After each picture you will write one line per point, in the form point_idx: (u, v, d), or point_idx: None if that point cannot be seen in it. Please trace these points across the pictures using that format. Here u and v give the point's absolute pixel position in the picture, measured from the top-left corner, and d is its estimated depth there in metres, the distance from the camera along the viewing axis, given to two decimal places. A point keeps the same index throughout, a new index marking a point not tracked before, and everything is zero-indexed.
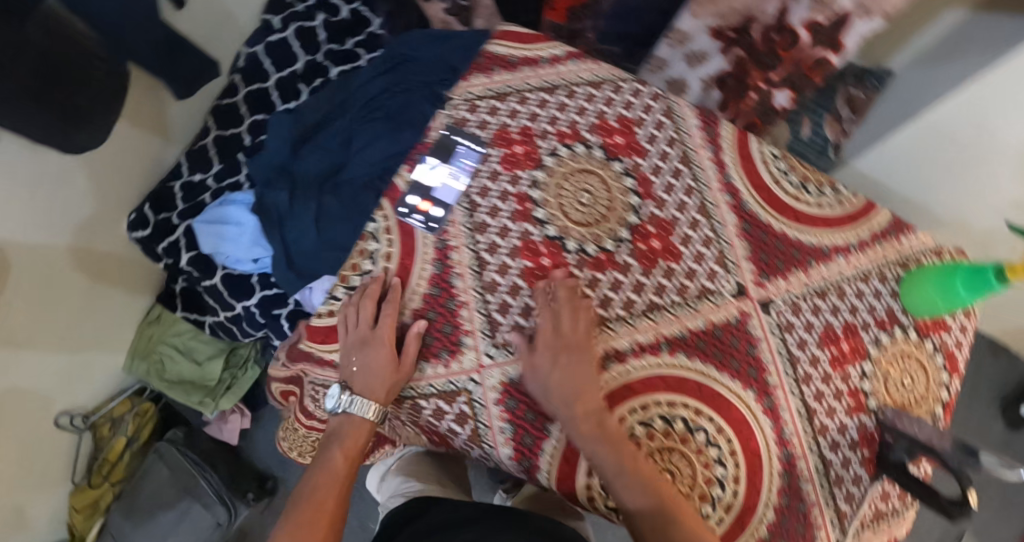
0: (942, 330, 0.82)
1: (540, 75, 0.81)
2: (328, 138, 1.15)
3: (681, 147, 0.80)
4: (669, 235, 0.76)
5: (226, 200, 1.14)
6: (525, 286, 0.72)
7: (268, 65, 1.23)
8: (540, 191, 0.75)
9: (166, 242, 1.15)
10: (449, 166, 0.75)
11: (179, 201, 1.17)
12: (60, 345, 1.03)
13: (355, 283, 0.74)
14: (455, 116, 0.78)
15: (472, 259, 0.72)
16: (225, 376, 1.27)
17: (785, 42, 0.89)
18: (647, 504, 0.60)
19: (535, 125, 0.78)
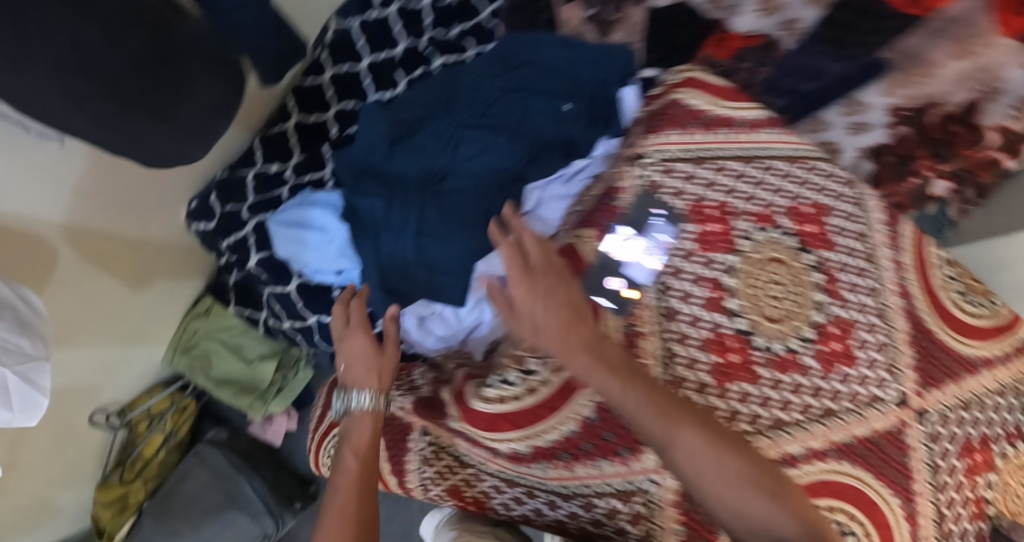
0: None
1: (738, 141, 0.74)
2: (427, 139, 1.04)
3: (868, 244, 0.76)
4: (849, 339, 0.74)
5: (310, 202, 1.02)
6: (712, 384, 0.67)
7: (360, 45, 1.13)
8: (735, 279, 0.70)
9: (233, 238, 1.04)
10: (647, 239, 0.67)
11: (251, 193, 1.05)
12: (98, 337, 0.93)
13: (531, 368, 0.70)
14: (649, 178, 0.69)
15: (662, 350, 0.66)
16: (276, 377, 1.16)
17: (968, 142, 0.80)
18: (648, 425, 0.56)
19: (732, 202, 0.71)
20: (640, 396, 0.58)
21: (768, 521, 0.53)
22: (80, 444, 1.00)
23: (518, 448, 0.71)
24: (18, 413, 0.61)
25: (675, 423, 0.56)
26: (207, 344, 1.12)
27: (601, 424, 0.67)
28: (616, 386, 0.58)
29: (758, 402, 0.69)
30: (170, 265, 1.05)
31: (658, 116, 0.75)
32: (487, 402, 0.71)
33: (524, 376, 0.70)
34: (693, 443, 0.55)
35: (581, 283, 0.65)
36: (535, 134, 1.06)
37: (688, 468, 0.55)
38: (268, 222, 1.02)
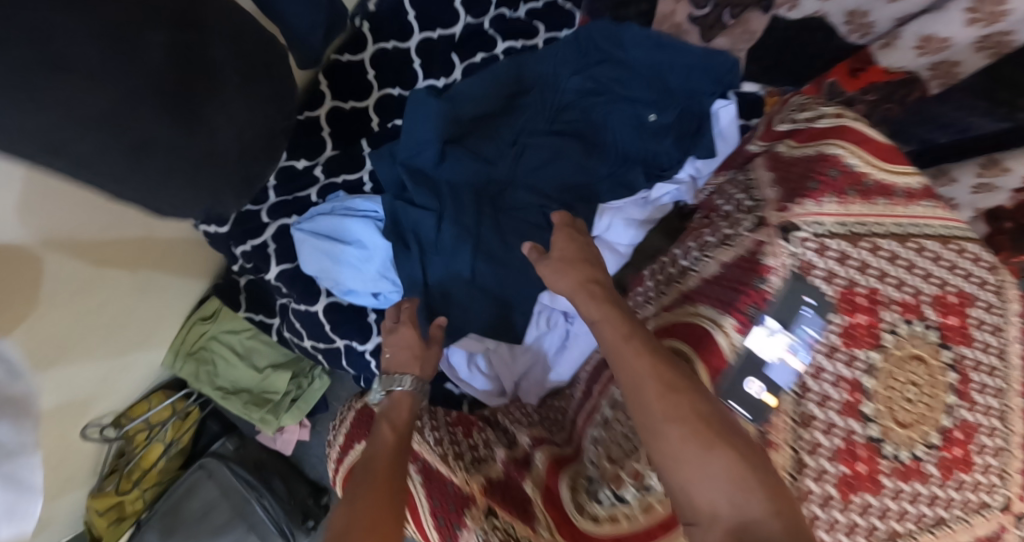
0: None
1: (895, 215, 0.63)
2: (495, 143, 0.92)
3: (1002, 338, 0.69)
4: (970, 443, 0.67)
5: (350, 209, 0.86)
6: (837, 497, 0.60)
7: (411, 18, 0.98)
8: (873, 379, 0.61)
9: (247, 246, 0.87)
10: (790, 333, 0.57)
11: (273, 190, 0.89)
12: (94, 349, 0.78)
13: (649, 484, 0.54)
14: (801, 255, 0.59)
15: (792, 461, 0.58)
16: (291, 387, 1.03)
17: None
18: (639, 390, 0.50)
19: (883, 289, 0.61)
20: (628, 358, 0.53)
21: (718, 499, 0.44)
22: (73, 459, 0.86)
23: None
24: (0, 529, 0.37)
25: (654, 381, 0.50)
26: (213, 349, 0.98)
27: None
28: (615, 347, 0.54)
29: (878, 515, 0.62)
30: (180, 262, 0.89)
31: (797, 173, 0.65)
32: (593, 522, 0.57)
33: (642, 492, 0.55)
34: (665, 401, 0.49)
35: (719, 383, 0.55)
36: (609, 150, 0.95)
37: (658, 417, 0.48)
38: (295, 228, 0.86)
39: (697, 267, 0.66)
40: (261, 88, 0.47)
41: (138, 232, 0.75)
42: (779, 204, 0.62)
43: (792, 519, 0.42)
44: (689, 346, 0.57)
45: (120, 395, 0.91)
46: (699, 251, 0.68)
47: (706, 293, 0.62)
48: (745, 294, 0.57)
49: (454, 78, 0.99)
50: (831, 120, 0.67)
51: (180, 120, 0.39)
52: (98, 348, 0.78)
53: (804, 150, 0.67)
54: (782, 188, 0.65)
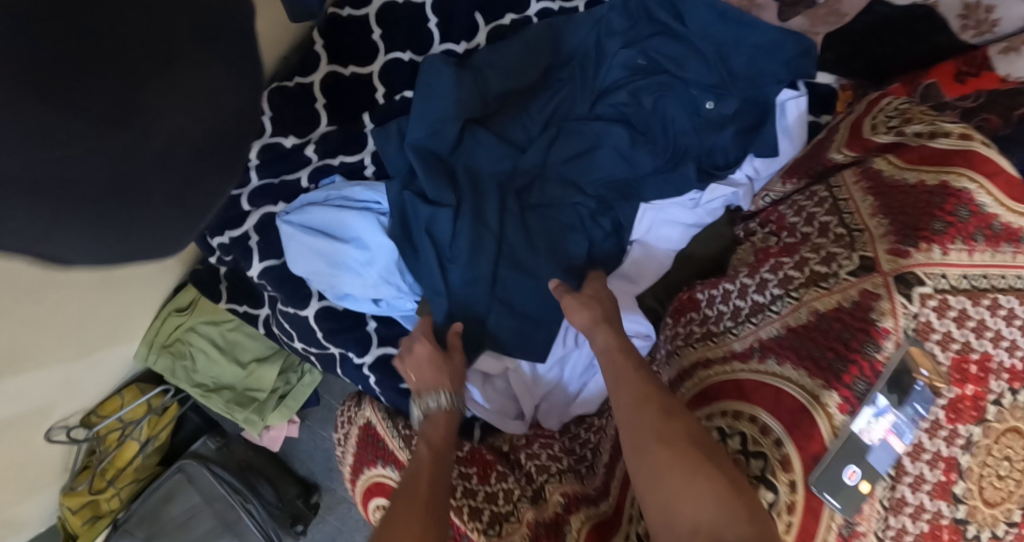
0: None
1: (1018, 266, 0.53)
2: (524, 130, 0.79)
3: None
4: None
5: (350, 202, 0.73)
6: None
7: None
8: (970, 454, 0.53)
9: (225, 238, 0.76)
10: (898, 411, 0.47)
11: (255, 173, 0.77)
12: (52, 352, 0.66)
13: None
14: (920, 317, 0.49)
15: None
16: (279, 383, 0.91)
17: None
18: (630, 409, 0.49)
19: (996, 353, 0.52)
20: (622, 383, 0.52)
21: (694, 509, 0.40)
22: (35, 464, 0.76)
23: None
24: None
25: (648, 404, 0.49)
26: (191, 343, 0.85)
27: None
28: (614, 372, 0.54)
29: None
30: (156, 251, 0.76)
31: (909, 203, 0.54)
32: None
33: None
34: (652, 416, 0.47)
35: (812, 471, 0.45)
36: (661, 147, 0.79)
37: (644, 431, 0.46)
38: (282, 222, 0.73)
39: (778, 307, 0.56)
40: (223, 53, 0.32)
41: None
42: (890, 243, 0.52)
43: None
44: (780, 424, 0.47)
45: (88, 394, 0.79)
46: (779, 287, 0.58)
47: (795, 347, 0.51)
48: (855, 363, 0.48)
49: (475, 46, 0.84)
50: (952, 140, 0.56)
51: (57, 109, 0.24)
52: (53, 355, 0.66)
53: (918, 176, 0.56)
54: (891, 221, 0.54)
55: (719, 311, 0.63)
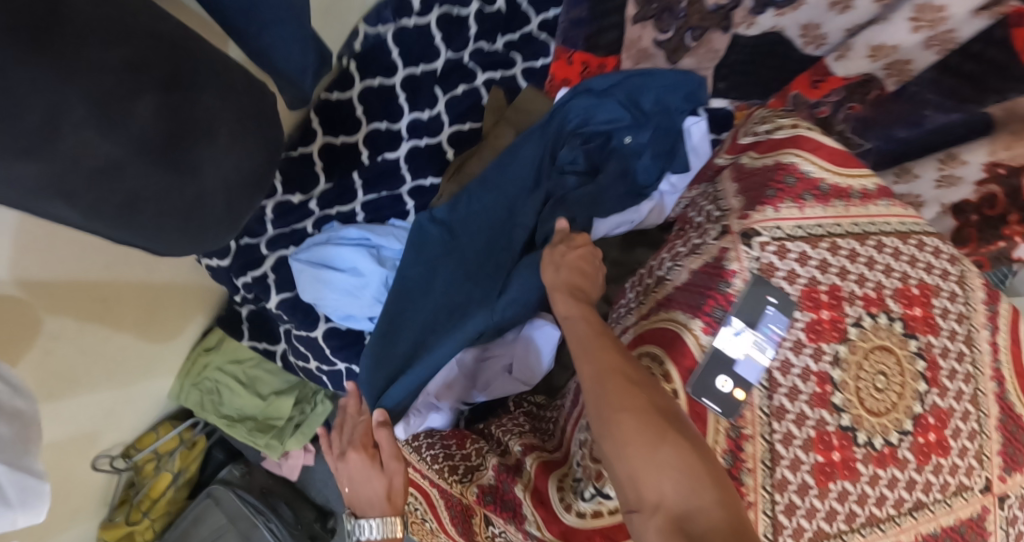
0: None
1: (852, 215, 0.68)
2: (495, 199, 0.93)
3: (968, 325, 0.73)
4: (944, 427, 0.70)
5: (336, 237, 0.90)
6: (814, 485, 0.63)
7: (394, 56, 1.02)
8: (841, 370, 0.64)
9: (248, 277, 0.91)
10: (756, 330, 0.61)
11: (270, 225, 0.93)
12: (102, 378, 0.80)
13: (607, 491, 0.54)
14: (762, 258, 0.64)
15: (766, 453, 0.60)
16: (294, 412, 1.04)
17: None
18: (607, 387, 0.53)
19: (844, 285, 0.66)
20: (595, 358, 0.55)
21: (669, 494, 0.47)
22: (83, 491, 0.87)
23: None
24: (19, 509, 0.46)
25: (619, 382, 0.53)
26: (215, 379, 0.97)
27: None
28: (590, 351, 0.56)
29: (856, 500, 0.65)
30: (185, 302, 0.92)
31: (762, 180, 0.69)
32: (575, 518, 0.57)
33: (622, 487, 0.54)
34: (623, 399, 0.52)
35: (687, 379, 0.59)
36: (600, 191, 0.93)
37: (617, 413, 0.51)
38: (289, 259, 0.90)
39: (670, 274, 0.69)
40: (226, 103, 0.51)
41: (143, 275, 0.78)
42: (741, 213, 0.67)
43: (735, 525, 0.45)
44: (661, 348, 0.61)
45: (128, 426, 0.92)
46: (672, 259, 0.72)
47: (674, 299, 0.66)
48: (712, 296, 0.63)
49: (438, 111, 1.03)
50: (788, 130, 0.73)
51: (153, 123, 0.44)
52: (100, 382, 0.80)
53: (765, 158, 0.72)
54: (746, 197, 0.69)
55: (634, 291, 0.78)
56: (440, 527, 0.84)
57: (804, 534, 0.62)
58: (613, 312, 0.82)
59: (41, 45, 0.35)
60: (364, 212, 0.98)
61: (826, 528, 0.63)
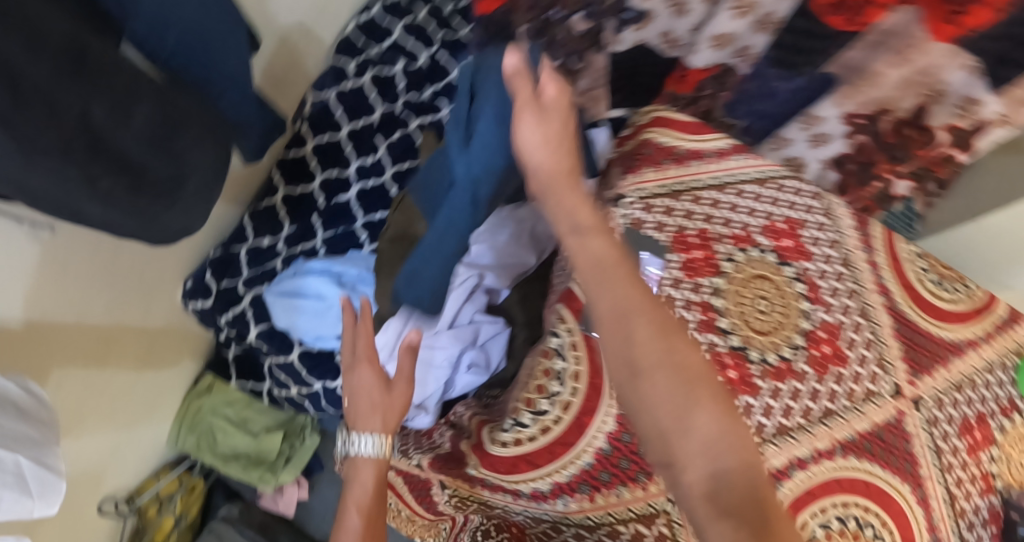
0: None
1: (709, 170, 0.83)
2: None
3: (842, 249, 0.81)
4: (837, 340, 0.77)
5: (302, 270, 1.01)
6: None
7: (338, 115, 1.09)
8: (721, 298, 0.75)
9: (230, 314, 1.03)
10: (634, 271, 0.75)
11: (245, 267, 1.04)
12: (104, 421, 0.90)
13: (543, 407, 0.70)
14: (631, 216, 0.80)
15: None
16: (284, 447, 1.12)
17: None
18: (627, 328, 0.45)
19: (713, 228, 0.78)
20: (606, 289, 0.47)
21: (698, 456, 0.42)
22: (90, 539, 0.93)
23: (540, 487, 0.69)
24: (37, 500, 0.57)
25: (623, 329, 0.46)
26: (209, 420, 1.08)
27: (616, 453, 0.66)
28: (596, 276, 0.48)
29: (761, 412, 0.72)
30: (174, 349, 1.04)
31: (631, 153, 0.86)
32: (504, 447, 0.70)
33: (536, 415, 0.70)
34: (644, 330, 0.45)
35: (579, 320, 0.71)
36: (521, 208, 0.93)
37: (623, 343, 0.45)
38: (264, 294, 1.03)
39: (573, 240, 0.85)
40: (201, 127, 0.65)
41: (134, 311, 0.92)
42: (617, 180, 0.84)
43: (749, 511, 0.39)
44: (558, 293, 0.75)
45: (129, 472, 1.00)
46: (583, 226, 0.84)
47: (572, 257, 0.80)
48: None
49: (380, 157, 1.09)
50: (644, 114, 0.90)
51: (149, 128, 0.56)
52: (105, 415, 0.90)
53: (630, 139, 0.88)
54: (620, 166, 0.86)
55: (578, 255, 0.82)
56: (413, 512, 0.88)
57: None
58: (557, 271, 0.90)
59: (81, 70, 0.47)
60: (324, 248, 1.05)
61: None
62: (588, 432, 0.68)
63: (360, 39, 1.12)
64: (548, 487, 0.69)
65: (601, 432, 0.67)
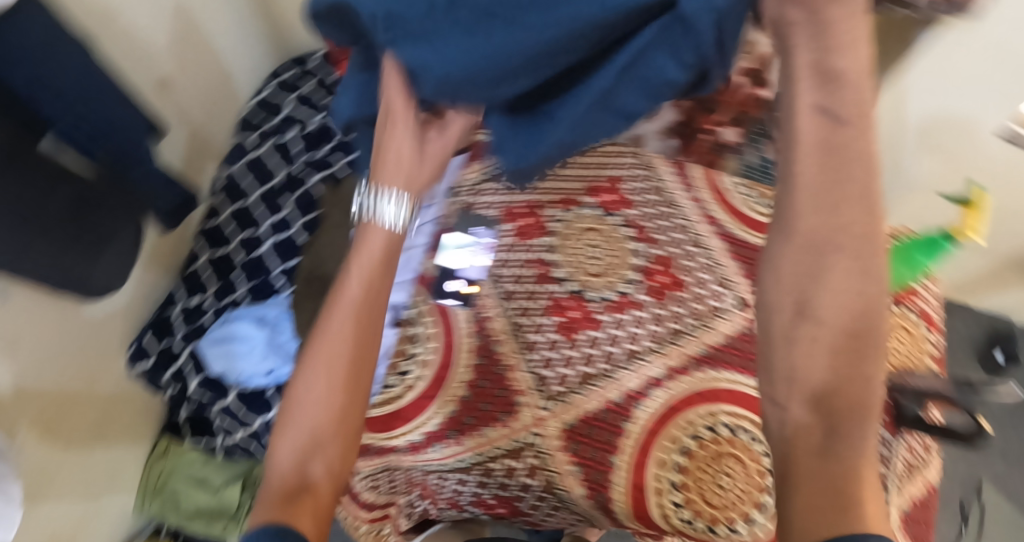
0: (916, 297, 0.94)
1: None
2: (326, 270, 1.20)
3: (664, 193, 0.90)
4: (672, 270, 0.85)
5: (229, 319, 1.18)
6: (562, 338, 0.80)
7: (247, 183, 1.28)
8: (556, 253, 0.84)
9: (169, 372, 1.19)
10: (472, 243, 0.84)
11: (179, 327, 1.20)
12: (70, 488, 1.04)
13: (406, 368, 0.80)
14: (462, 201, 0.87)
15: (508, 325, 0.80)
16: (245, 498, 1.23)
17: None
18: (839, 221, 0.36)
19: (536, 199, 0.87)
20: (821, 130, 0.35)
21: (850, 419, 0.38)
22: None
23: (414, 439, 0.78)
24: None
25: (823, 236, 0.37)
26: (172, 483, 1.22)
27: (477, 397, 0.78)
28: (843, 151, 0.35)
29: (608, 342, 0.80)
30: (134, 416, 1.19)
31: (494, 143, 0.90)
32: (375, 407, 0.79)
33: (402, 377, 0.79)
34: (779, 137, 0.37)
35: (430, 292, 0.83)
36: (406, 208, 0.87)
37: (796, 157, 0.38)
38: (199, 345, 1.18)
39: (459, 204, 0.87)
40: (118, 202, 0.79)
41: (79, 384, 1.03)
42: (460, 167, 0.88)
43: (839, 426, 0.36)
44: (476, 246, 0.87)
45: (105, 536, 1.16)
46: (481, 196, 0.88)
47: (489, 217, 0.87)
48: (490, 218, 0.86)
49: (285, 214, 1.26)
50: None
51: (80, 207, 0.72)
52: (70, 476, 1.02)
53: None
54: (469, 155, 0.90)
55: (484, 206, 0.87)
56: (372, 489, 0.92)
57: (568, 379, 0.78)
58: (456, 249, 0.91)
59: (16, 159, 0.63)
60: (248, 298, 1.21)
61: (589, 371, 0.78)
62: (447, 383, 0.79)
63: (257, 117, 1.34)
64: (422, 437, 0.78)
65: (461, 381, 0.79)
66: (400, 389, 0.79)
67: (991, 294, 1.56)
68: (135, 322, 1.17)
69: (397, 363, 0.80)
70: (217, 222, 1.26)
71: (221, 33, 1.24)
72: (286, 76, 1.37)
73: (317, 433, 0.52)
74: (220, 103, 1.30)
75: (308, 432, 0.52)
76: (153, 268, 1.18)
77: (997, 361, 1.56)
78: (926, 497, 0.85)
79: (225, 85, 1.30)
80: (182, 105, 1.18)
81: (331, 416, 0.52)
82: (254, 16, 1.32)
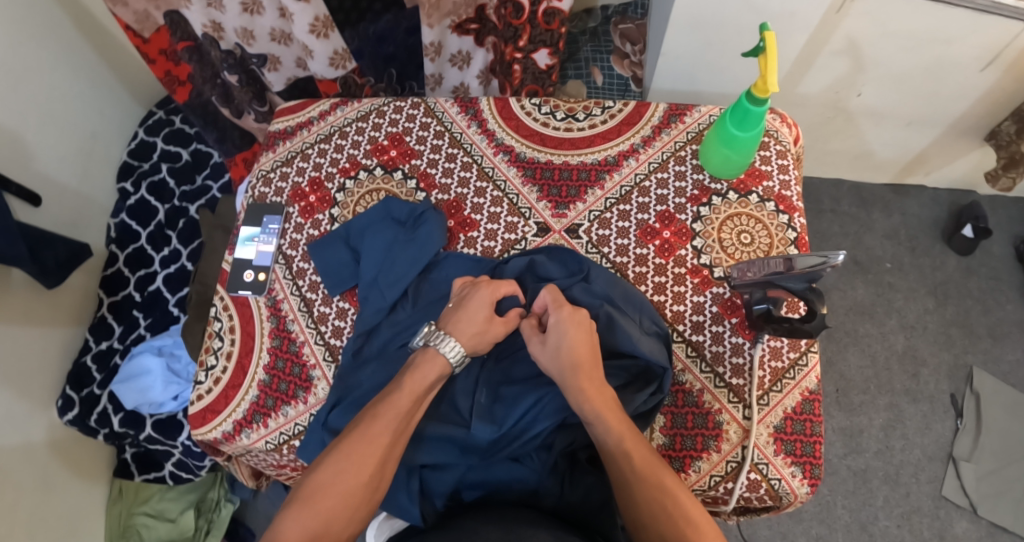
0: (760, 180, 0.83)
1: (316, 129, 0.91)
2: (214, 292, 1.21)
3: (450, 135, 0.88)
4: (460, 211, 0.84)
5: (134, 355, 1.21)
6: (350, 305, 0.80)
7: (135, 225, 1.39)
8: (339, 221, 0.85)
9: (94, 413, 1.19)
10: (257, 228, 0.86)
11: (96, 373, 1.23)
12: None
13: (211, 363, 0.79)
14: (255, 194, 0.89)
15: (299, 303, 0.81)
16: (201, 522, 1.27)
17: (512, 12, 0.90)
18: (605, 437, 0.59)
19: (321, 173, 0.88)
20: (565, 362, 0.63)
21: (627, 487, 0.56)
22: None
23: (228, 428, 0.76)
24: None
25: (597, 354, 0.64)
26: (131, 521, 1.25)
27: (275, 380, 0.77)
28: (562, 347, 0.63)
29: None
30: (80, 459, 1.23)
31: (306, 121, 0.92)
32: (191, 403, 0.78)
33: (208, 372, 0.78)
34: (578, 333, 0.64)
35: (227, 287, 0.83)
36: (258, 207, 0.87)
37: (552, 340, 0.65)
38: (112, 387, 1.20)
39: (281, 184, 0.88)
40: None
41: (15, 439, 1.07)
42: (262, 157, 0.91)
43: (650, 512, 0.53)
44: (318, 221, 0.85)
45: None
46: (311, 170, 0.88)
47: (320, 190, 0.87)
48: (318, 196, 0.87)
49: (174, 246, 1.37)
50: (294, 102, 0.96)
51: None
52: (25, 527, 1.04)
53: (297, 116, 0.93)
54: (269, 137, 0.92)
55: (308, 177, 0.88)
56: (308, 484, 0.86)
57: None
58: (287, 223, 0.86)
59: None
60: (150, 332, 1.28)
61: None
62: (250, 368, 0.78)
63: (136, 161, 1.45)
64: (234, 424, 0.76)
65: (260, 366, 0.78)
66: (209, 384, 0.78)
67: (939, 168, 1.49)
68: (54, 378, 1.21)
69: (205, 359, 0.79)
70: (114, 268, 1.35)
71: (75, 96, 1.30)
72: (160, 114, 1.50)
73: (322, 514, 0.52)
74: (93, 164, 1.36)
75: (318, 519, 0.52)
76: (64, 321, 1.24)
77: (968, 238, 1.48)
78: (797, 408, 0.74)
79: (91, 140, 1.35)
80: (52, 167, 1.23)
81: (372, 460, 0.55)
82: (101, 71, 1.37)
